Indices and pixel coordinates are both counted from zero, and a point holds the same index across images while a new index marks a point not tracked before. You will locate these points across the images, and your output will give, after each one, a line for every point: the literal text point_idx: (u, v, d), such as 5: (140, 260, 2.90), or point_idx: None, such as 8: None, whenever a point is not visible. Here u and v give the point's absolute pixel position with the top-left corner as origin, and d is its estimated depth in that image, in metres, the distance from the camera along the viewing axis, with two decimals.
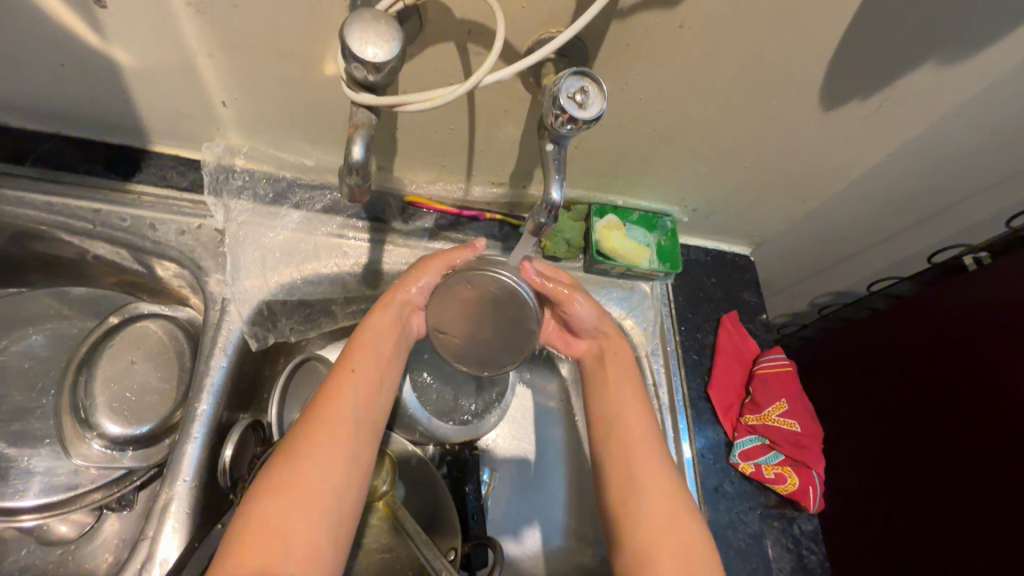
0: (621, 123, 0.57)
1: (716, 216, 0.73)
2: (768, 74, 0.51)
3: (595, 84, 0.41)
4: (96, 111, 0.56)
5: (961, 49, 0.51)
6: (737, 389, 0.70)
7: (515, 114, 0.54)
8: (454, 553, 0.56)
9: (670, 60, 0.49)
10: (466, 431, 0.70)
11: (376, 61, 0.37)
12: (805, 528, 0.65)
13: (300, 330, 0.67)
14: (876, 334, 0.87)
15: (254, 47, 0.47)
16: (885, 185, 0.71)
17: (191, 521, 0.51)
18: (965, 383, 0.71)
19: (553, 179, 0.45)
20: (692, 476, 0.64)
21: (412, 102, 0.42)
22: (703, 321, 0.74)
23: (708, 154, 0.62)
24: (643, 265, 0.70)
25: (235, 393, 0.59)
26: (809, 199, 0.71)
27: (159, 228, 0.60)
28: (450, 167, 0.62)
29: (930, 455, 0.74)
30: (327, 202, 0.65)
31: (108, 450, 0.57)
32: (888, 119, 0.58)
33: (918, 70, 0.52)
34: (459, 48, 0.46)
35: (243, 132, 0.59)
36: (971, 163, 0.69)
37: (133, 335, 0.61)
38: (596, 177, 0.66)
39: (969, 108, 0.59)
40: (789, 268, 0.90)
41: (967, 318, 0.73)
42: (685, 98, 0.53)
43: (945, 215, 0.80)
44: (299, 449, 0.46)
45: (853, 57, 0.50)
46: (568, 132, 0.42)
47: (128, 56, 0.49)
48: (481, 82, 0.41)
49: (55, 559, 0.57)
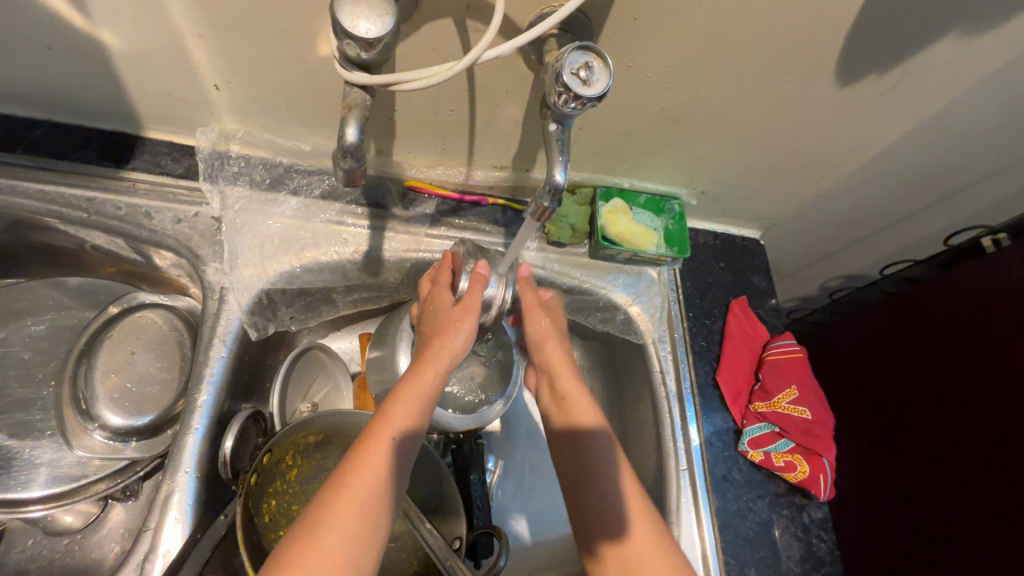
0: (628, 103, 0.54)
1: (725, 198, 0.71)
2: (781, 50, 0.49)
3: (600, 59, 0.39)
4: (87, 96, 0.54)
5: (985, 21, 0.48)
6: (746, 376, 0.68)
7: (517, 95, 0.52)
8: (459, 542, 0.57)
9: (679, 35, 0.47)
10: (471, 418, 0.64)
11: (369, 37, 0.36)
12: (815, 517, 0.63)
13: (301, 318, 0.67)
14: (888, 317, 0.85)
15: (245, 26, 0.45)
16: (902, 165, 0.69)
17: (194, 513, 0.50)
18: (980, 368, 0.70)
19: (556, 160, 0.43)
20: (699, 464, 0.63)
21: (406, 81, 0.41)
22: (711, 307, 0.72)
23: (718, 134, 0.60)
24: (651, 250, 0.68)
25: (235, 384, 0.58)
26: (821, 180, 0.69)
27: (154, 217, 0.59)
28: (451, 150, 0.61)
29: (942, 441, 0.73)
30: (325, 188, 0.64)
31: (111, 441, 0.56)
32: (908, 95, 0.56)
33: (940, 43, 0.50)
34: (458, 24, 0.44)
35: (238, 116, 0.57)
36: (992, 141, 0.67)
37: (133, 325, 0.60)
38: (602, 159, 0.64)
39: (993, 83, 0.57)
40: (800, 251, 0.88)
41: (987, 301, 0.71)
42: (695, 76, 0.51)
43: (962, 195, 0.77)
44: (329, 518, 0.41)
45: (870, 31, 0.48)
46: (572, 111, 0.40)
47: (116, 38, 0.47)
48: (480, 58, 0.40)
49: (62, 549, 0.57)
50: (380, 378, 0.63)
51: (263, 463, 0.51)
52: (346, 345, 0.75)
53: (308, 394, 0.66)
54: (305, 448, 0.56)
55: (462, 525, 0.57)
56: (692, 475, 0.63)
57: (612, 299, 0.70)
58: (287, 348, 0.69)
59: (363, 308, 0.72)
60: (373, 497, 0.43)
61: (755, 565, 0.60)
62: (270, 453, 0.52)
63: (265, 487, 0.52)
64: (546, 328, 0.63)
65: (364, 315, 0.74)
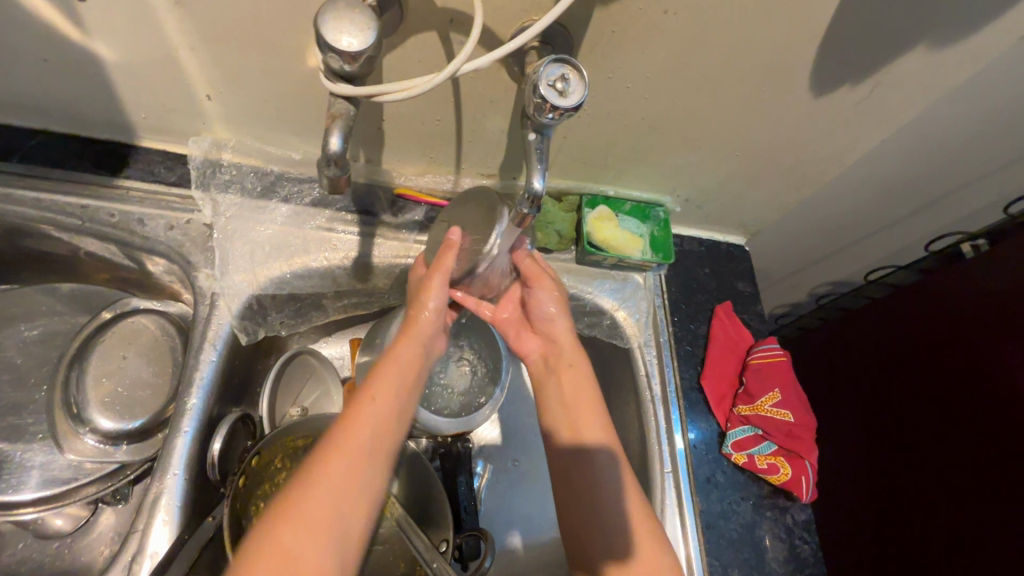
0: (609, 112, 0.56)
1: (708, 206, 0.73)
2: (754, 61, 0.50)
3: (576, 71, 0.40)
4: (81, 106, 0.56)
5: (954, 33, 0.50)
6: (729, 379, 0.69)
7: (501, 105, 0.53)
8: (446, 544, 0.57)
9: (656, 46, 0.48)
10: (458, 423, 0.66)
11: (351, 50, 0.37)
12: (798, 518, 0.64)
13: (291, 324, 0.68)
14: (873, 324, 0.86)
15: (236, 39, 0.47)
16: (881, 173, 0.70)
17: (182, 515, 0.51)
18: (962, 373, 0.71)
19: (535, 169, 0.45)
20: (683, 466, 0.64)
21: (389, 92, 0.42)
22: (696, 312, 0.73)
23: (698, 143, 0.61)
24: (636, 256, 0.69)
25: (225, 388, 0.59)
26: (802, 187, 0.70)
27: (147, 224, 0.60)
28: (439, 159, 0.62)
29: (926, 446, 0.74)
30: (316, 196, 0.65)
31: (102, 444, 0.57)
32: (882, 105, 0.58)
33: (910, 54, 0.52)
34: (442, 37, 0.45)
35: (230, 125, 0.58)
36: (969, 149, 0.68)
37: (125, 330, 0.61)
38: (587, 167, 0.65)
39: (964, 94, 0.59)
40: (786, 258, 0.89)
41: (967, 306, 0.72)
42: (672, 87, 0.53)
43: (943, 203, 0.79)
44: (315, 477, 0.42)
45: (841, 43, 0.50)
46: (550, 121, 0.42)
47: (111, 50, 0.49)
48: (460, 70, 0.41)
49: (51, 553, 0.58)
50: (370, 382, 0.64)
51: (251, 465, 0.52)
52: (337, 350, 0.76)
53: (298, 399, 0.67)
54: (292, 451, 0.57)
55: (449, 529, 0.58)
56: (677, 478, 0.64)
57: (599, 303, 0.71)
58: (277, 353, 0.70)
59: (354, 313, 0.72)
60: (362, 453, 0.45)
61: (739, 566, 0.61)
62: (258, 455, 0.53)
63: (254, 489, 0.53)
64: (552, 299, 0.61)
65: (355, 321, 0.75)
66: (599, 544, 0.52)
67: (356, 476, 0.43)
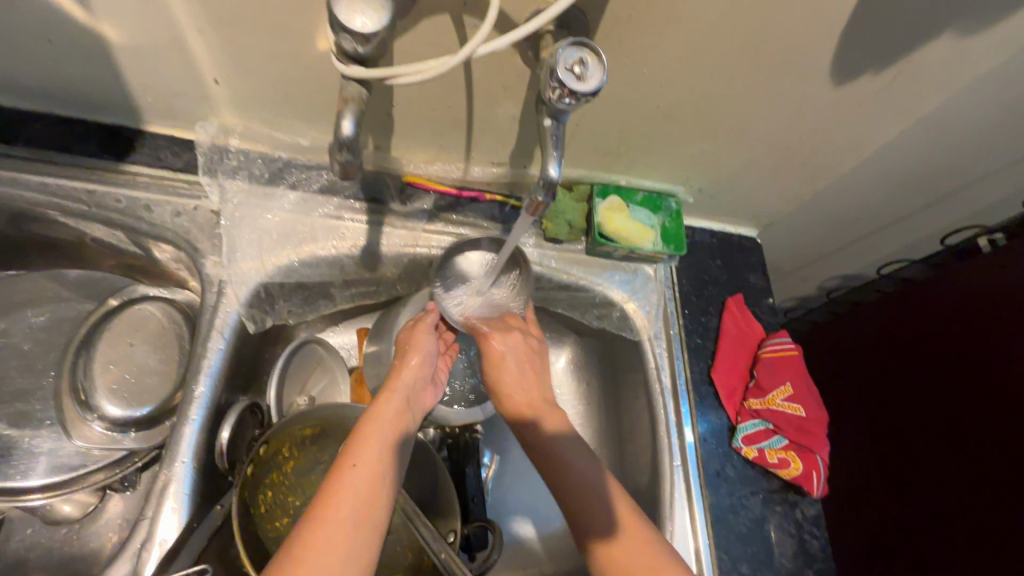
0: (624, 100, 0.55)
1: (721, 197, 0.72)
2: (775, 48, 0.49)
3: (594, 56, 0.39)
4: (87, 90, 0.55)
5: (982, 20, 0.49)
6: (740, 373, 0.68)
7: (513, 91, 0.52)
8: (454, 535, 0.57)
9: (674, 32, 0.47)
10: (466, 414, 0.66)
11: (365, 31, 0.36)
12: (808, 513, 0.64)
13: (299, 312, 0.67)
14: (886, 319, 0.85)
15: (243, 20, 0.46)
16: (898, 165, 0.69)
17: (190, 502, 0.51)
18: (977, 369, 0.70)
19: (551, 155, 0.44)
20: (693, 460, 0.64)
21: (402, 75, 0.41)
22: (707, 305, 0.72)
23: (714, 132, 0.60)
24: (647, 247, 0.68)
25: (233, 376, 0.59)
26: (818, 178, 0.69)
27: (154, 210, 0.59)
28: (449, 146, 0.61)
29: (930, 451, 0.74)
30: (323, 183, 0.64)
31: (110, 431, 0.56)
32: (903, 93, 0.56)
33: (936, 41, 0.50)
34: (455, 20, 0.44)
35: (238, 110, 0.57)
36: (990, 141, 0.67)
37: (132, 317, 0.60)
38: (598, 156, 0.64)
39: (989, 84, 0.57)
40: (798, 250, 0.88)
41: (983, 301, 0.71)
42: (689, 74, 0.52)
43: (960, 196, 0.77)
44: (307, 536, 0.41)
45: (864, 30, 0.48)
46: (567, 107, 0.41)
47: (116, 31, 0.48)
48: (474, 53, 0.40)
49: (60, 538, 0.58)
50: (377, 372, 0.65)
51: (261, 454, 0.53)
52: (344, 340, 0.75)
53: (306, 387, 0.67)
54: (300, 440, 0.57)
55: (457, 519, 0.58)
56: (687, 471, 0.63)
57: (608, 295, 0.70)
58: (285, 342, 0.69)
59: (362, 302, 0.72)
60: (354, 510, 0.43)
61: (747, 560, 0.61)
62: (267, 445, 0.53)
63: (262, 478, 0.53)
64: (505, 350, 0.62)
65: (363, 310, 0.75)
66: (578, 527, 0.53)
67: (349, 541, 0.42)
